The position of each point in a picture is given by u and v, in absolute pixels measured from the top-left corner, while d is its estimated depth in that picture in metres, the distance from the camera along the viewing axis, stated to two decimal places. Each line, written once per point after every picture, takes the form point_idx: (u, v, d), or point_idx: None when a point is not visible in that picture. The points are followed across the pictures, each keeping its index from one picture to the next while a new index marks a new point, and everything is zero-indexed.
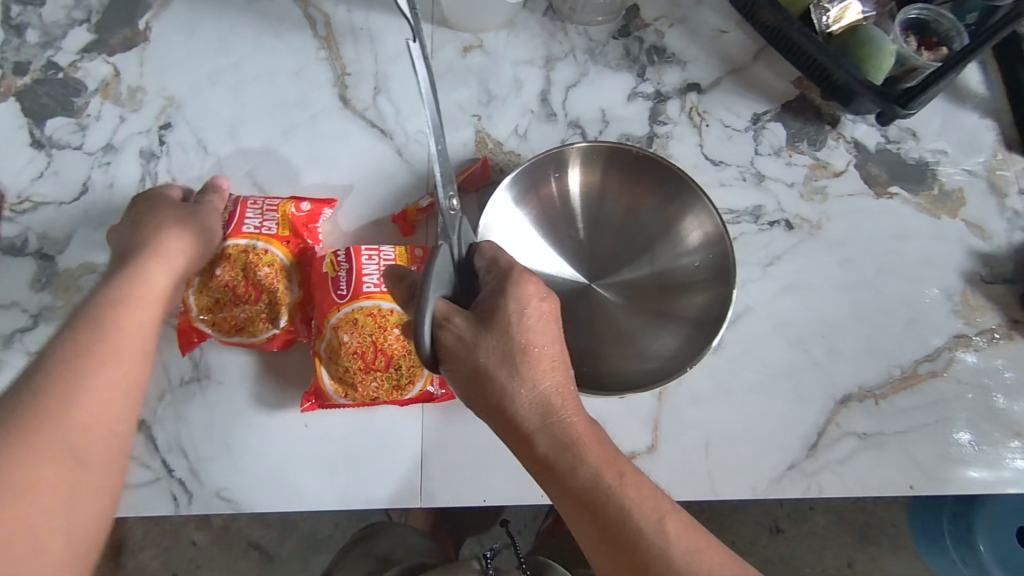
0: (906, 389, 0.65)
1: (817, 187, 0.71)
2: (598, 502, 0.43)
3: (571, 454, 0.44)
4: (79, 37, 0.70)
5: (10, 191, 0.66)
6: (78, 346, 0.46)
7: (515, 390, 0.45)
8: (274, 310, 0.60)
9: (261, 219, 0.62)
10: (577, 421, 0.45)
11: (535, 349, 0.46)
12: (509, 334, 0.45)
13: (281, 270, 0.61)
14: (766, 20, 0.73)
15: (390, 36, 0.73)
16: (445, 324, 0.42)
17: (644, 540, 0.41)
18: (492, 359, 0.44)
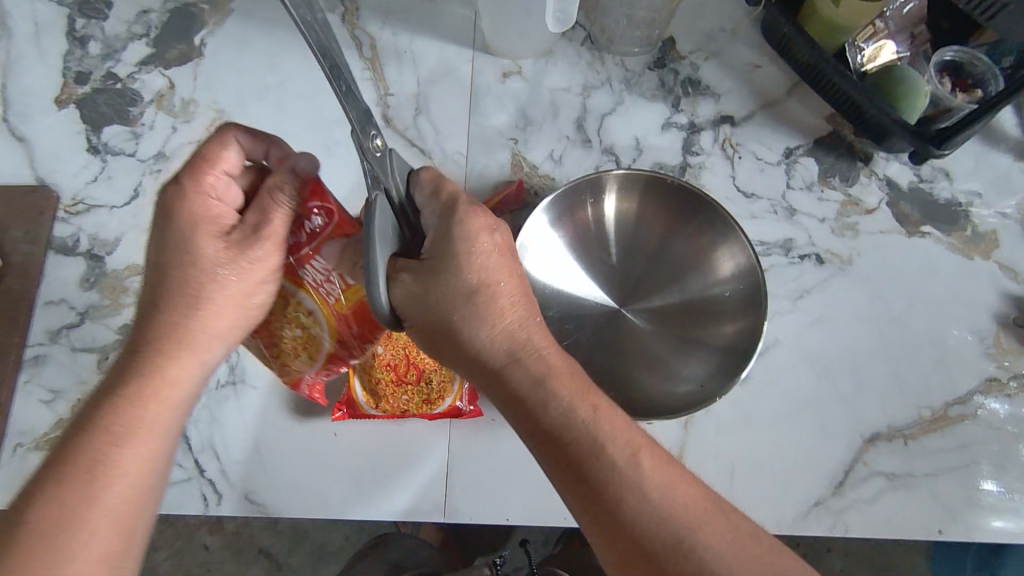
0: (935, 430, 0.64)
1: (849, 223, 0.71)
2: (567, 440, 0.43)
3: (538, 390, 0.44)
4: (138, 50, 0.74)
5: (65, 193, 0.69)
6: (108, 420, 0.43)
7: (478, 333, 0.46)
8: (294, 365, 0.57)
9: (323, 277, 0.50)
10: (543, 357, 0.46)
11: (491, 287, 0.46)
12: (461, 275, 0.45)
13: (310, 337, 0.54)
14: (800, 57, 0.74)
15: (431, 60, 0.75)
16: (395, 278, 0.44)
17: (616, 475, 0.41)
18: (452, 303, 0.45)
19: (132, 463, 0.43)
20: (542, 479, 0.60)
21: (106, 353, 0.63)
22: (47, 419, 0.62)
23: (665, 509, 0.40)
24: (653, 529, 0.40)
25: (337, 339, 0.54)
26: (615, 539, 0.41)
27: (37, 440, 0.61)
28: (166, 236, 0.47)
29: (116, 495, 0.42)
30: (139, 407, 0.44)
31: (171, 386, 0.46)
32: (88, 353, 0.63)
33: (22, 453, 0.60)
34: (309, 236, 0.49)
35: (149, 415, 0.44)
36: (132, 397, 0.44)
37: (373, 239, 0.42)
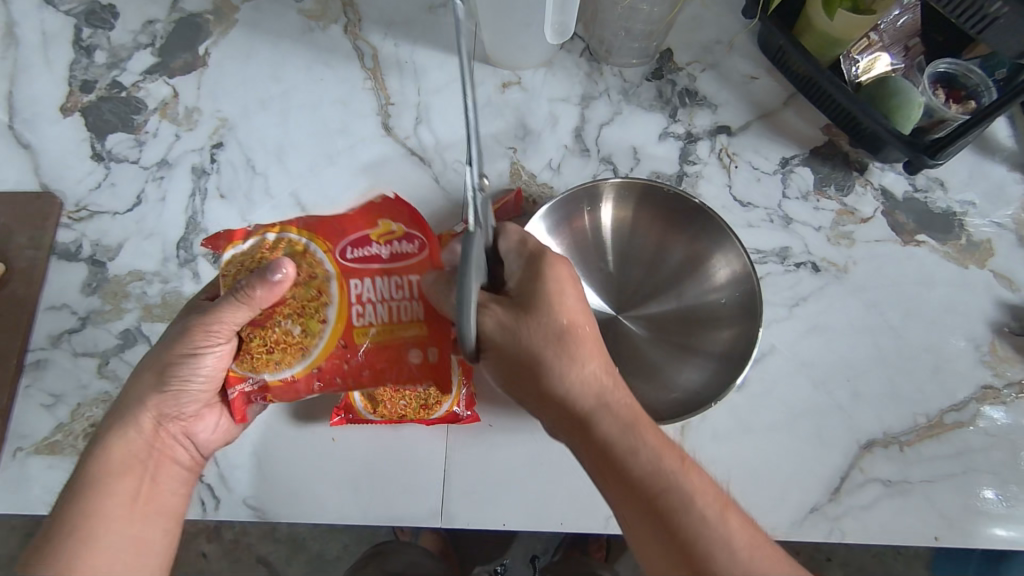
0: (930, 437, 0.64)
1: (844, 232, 0.72)
2: (654, 487, 0.45)
3: (627, 435, 0.46)
4: (143, 59, 0.75)
5: (69, 200, 0.70)
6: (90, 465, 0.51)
7: (565, 372, 0.47)
8: (259, 364, 0.53)
9: (383, 298, 0.53)
10: (627, 402, 0.48)
11: (577, 332, 0.48)
12: (551, 317, 0.48)
13: (299, 344, 0.52)
14: (795, 69, 0.75)
15: (431, 70, 0.76)
16: (487, 310, 0.47)
17: (700, 526, 0.43)
18: (541, 343, 0.47)
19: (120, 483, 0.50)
20: (540, 486, 0.60)
21: (106, 358, 0.64)
22: (46, 423, 0.62)
23: (744, 561, 0.43)
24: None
25: (325, 358, 0.52)
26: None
27: (36, 445, 0.61)
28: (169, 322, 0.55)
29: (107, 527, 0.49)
30: (111, 478, 0.50)
31: (143, 454, 0.53)
32: (89, 357, 0.64)
33: (21, 457, 0.61)
34: (390, 255, 0.53)
35: (126, 483, 0.51)
36: (107, 469, 0.50)
37: (468, 273, 0.43)
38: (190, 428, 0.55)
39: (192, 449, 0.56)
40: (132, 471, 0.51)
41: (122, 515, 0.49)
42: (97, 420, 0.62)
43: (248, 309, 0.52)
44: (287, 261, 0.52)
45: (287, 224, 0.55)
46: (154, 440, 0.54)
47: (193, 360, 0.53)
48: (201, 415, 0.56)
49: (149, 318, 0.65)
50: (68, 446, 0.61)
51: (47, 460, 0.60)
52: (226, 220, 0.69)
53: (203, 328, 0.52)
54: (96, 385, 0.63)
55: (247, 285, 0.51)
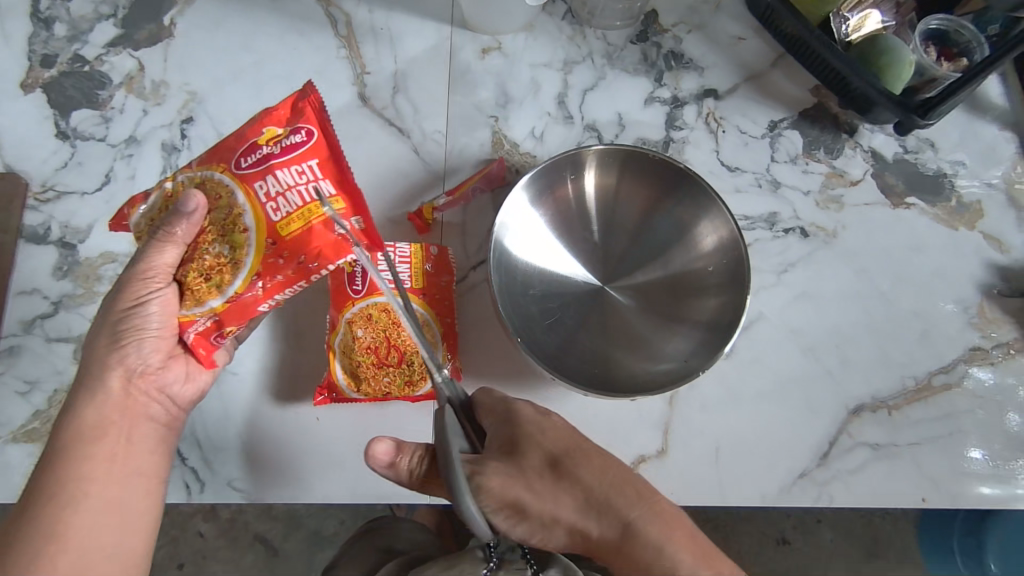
0: (918, 401, 0.64)
1: (833, 196, 0.71)
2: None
3: (664, 557, 0.48)
4: (106, 31, 0.72)
5: (34, 181, 0.67)
6: (74, 434, 0.50)
7: (580, 510, 0.50)
8: (203, 295, 0.52)
9: (284, 187, 0.51)
10: (651, 518, 0.49)
11: (576, 461, 0.51)
12: (542, 451, 0.51)
13: (232, 261, 0.52)
14: (785, 28, 0.73)
15: (408, 37, 0.73)
16: (481, 471, 0.49)
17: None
18: (539, 485, 0.50)
19: (99, 452, 0.50)
20: None
21: (82, 343, 0.62)
22: (22, 409, 0.60)
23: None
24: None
25: (260, 262, 0.52)
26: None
27: (13, 432, 0.59)
28: (112, 293, 0.54)
29: (95, 492, 0.49)
30: (85, 444, 0.50)
31: (116, 415, 0.52)
32: (64, 343, 0.62)
33: None
34: (282, 150, 0.52)
35: (102, 450, 0.50)
36: (81, 436, 0.50)
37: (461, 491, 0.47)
38: (162, 381, 0.54)
39: (165, 404, 0.55)
40: (106, 435, 0.51)
41: (102, 479, 0.50)
42: None
43: (175, 246, 0.52)
44: (199, 193, 0.52)
45: (181, 170, 0.56)
46: (126, 399, 0.52)
47: (140, 308, 0.52)
48: (168, 366, 0.54)
49: None
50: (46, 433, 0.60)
51: (25, 448, 0.59)
52: None
53: (139, 275, 0.51)
54: (72, 371, 0.61)
55: (165, 222, 0.51)
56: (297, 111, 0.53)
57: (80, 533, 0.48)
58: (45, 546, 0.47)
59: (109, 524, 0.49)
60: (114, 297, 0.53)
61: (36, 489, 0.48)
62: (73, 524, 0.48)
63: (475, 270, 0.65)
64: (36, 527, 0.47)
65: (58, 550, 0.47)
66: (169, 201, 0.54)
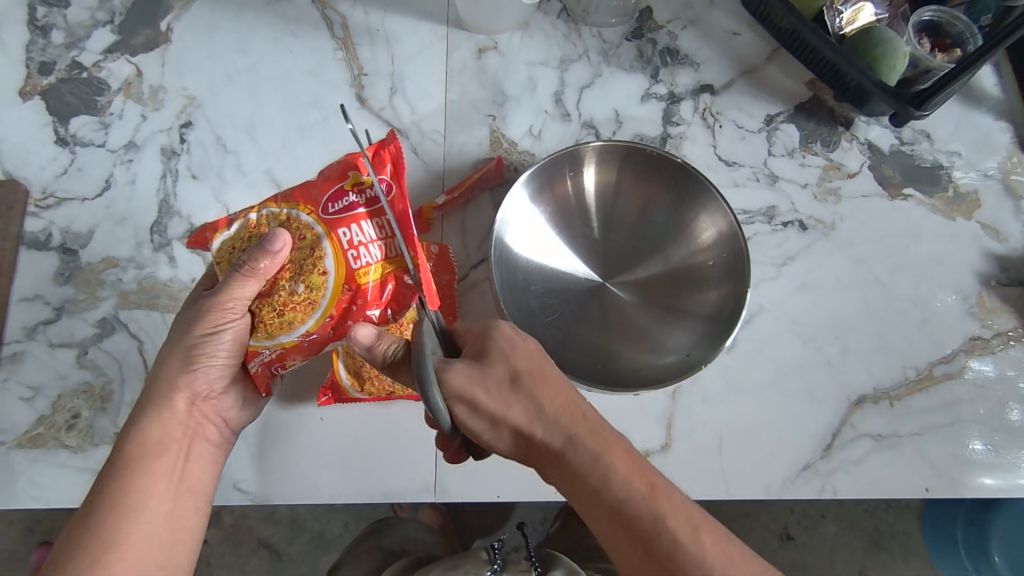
0: (920, 391, 0.64)
1: (830, 188, 0.71)
2: (635, 516, 0.45)
3: (599, 468, 0.46)
4: (103, 37, 0.72)
5: (35, 188, 0.67)
6: (138, 446, 0.51)
7: (533, 415, 0.48)
8: (274, 330, 0.52)
9: (368, 237, 0.52)
10: (597, 437, 0.48)
11: (540, 375, 0.49)
12: (508, 363, 0.49)
13: (307, 300, 0.52)
14: (779, 21, 0.73)
15: (404, 38, 0.74)
16: (449, 368, 0.46)
17: (673, 548, 0.44)
18: (501, 391, 0.48)
19: (159, 464, 0.51)
20: None
21: (84, 348, 0.62)
22: (26, 415, 0.60)
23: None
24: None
25: (336, 306, 0.52)
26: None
27: (17, 439, 0.59)
28: (186, 312, 0.54)
29: (154, 503, 0.49)
30: (148, 457, 0.50)
31: (177, 435, 0.53)
32: (66, 348, 0.62)
33: (2, 452, 0.59)
34: (368, 201, 0.52)
35: (164, 464, 0.51)
36: (143, 450, 0.50)
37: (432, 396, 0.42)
38: (221, 406, 0.55)
39: (221, 427, 0.56)
40: (168, 451, 0.52)
41: (161, 489, 0.50)
42: (79, 411, 0.60)
43: (256, 281, 0.51)
44: (284, 231, 0.51)
45: (264, 202, 0.55)
46: (188, 419, 0.54)
47: (214, 337, 0.52)
48: (228, 392, 0.55)
49: (126, 305, 0.63)
50: (51, 438, 0.59)
51: (29, 455, 0.59)
52: (200, 202, 0.67)
53: (217, 306, 0.51)
54: (75, 376, 0.61)
55: (248, 258, 0.51)
56: (378, 160, 0.53)
57: (138, 544, 0.47)
58: (102, 550, 0.45)
59: (162, 535, 0.49)
60: (189, 317, 0.53)
61: (97, 499, 0.48)
62: (133, 533, 0.47)
63: (476, 268, 0.66)
64: (95, 534, 0.46)
65: (114, 557, 0.45)
66: (253, 234, 0.53)
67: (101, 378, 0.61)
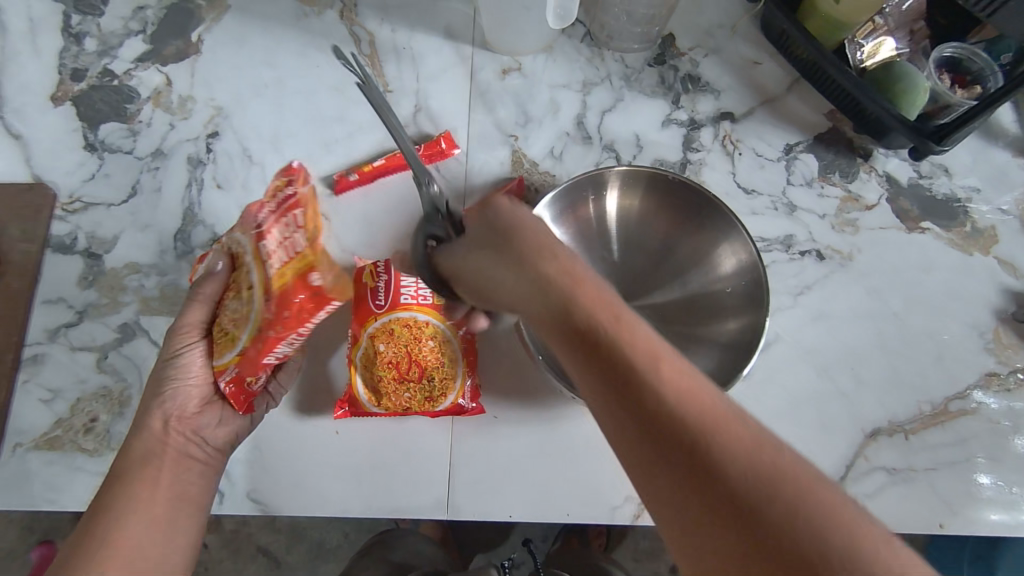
0: (934, 425, 0.64)
1: (848, 219, 0.72)
2: (595, 344, 0.38)
3: (564, 297, 0.40)
4: (135, 46, 0.73)
5: (62, 192, 0.68)
6: (123, 464, 0.52)
7: (508, 261, 0.43)
8: (223, 347, 0.54)
9: (274, 245, 0.51)
10: (572, 275, 0.41)
11: (522, 227, 0.44)
12: (493, 223, 0.45)
13: (242, 316, 0.53)
14: (800, 53, 0.74)
15: (430, 56, 0.75)
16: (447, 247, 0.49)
17: (637, 378, 0.36)
18: (485, 248, 0.45)
19: (142, 476, 0.51)
20: (545, 475, 0.60)
21: (105, 353, 0.63)
22: (45, 417, 0.61)
23: (693, 415, 0.35)
24: (671, 430, 0.35)
25: (258, 318, 0.51)
26: (643, 441, 0.35)
27: (35, 440, 0.60)
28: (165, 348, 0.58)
29: (142, 513, 0.50)
30: (132, 472, 0.51)
31: (159, 448, 0.53)
32: (87, 352, 0.63)
33: (20, 453, 0.60)
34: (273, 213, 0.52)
35: (148, 474, 0.52)
36: (128, 467, 0.52)
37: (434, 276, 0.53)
38: (199, 424, 0.55)
39: (202, 448, 0.55)
40: (151, 464, 0.52)
41: (147, 499, 0.50)
42: (97, 415, 0.61)
43: (202, 303, 0.55)
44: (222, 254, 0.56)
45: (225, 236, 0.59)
46: (165, 438, 0.54)
47: (177, 360, 0.54)
48: (204, 411, 0.56)
49: (148, 311, 0.64)
50: (68, 441, 0.60)
51: (46, 456, 0.59)
52: (223, 211, 0.68)
53: (174, 330, 0.55)
54: (94, 380, 0.62)
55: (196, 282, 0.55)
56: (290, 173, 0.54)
57: (128, 551, 0.48)
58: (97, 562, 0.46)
59: (153, 541, 0.49)
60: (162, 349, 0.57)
61: (88, 517, 0.49)
62: (123, 541, 0.48)
63: None
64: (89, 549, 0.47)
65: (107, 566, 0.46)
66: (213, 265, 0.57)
67: (120, 383, 0.62)
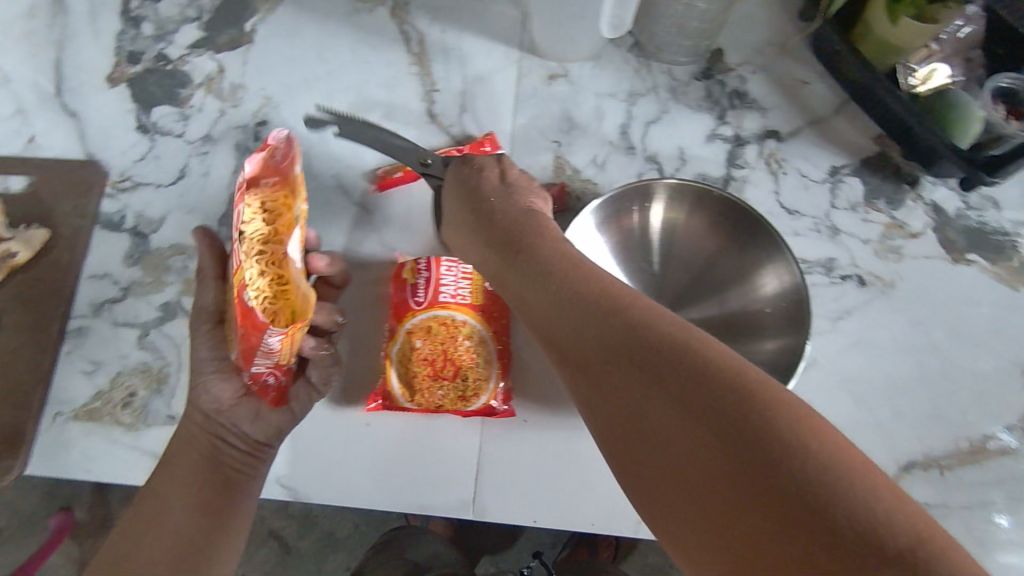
0: (970, 461, 0.63)
1: (892, 246, 0.70)
2: (561, 268, 0.44)
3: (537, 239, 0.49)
4: (191, 33, 0.75)
5: (113, 170, 0.70)
6: (166, 457, 0.54)
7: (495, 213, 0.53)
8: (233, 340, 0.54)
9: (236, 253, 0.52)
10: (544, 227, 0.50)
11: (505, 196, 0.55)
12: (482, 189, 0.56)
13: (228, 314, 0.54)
14: (850, 76, 0.73)
15: (478, 58, 0.75)
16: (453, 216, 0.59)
17: (598, 294, 0.41)
18: (479, 206, 0.55)
19: (181, 465, 0.53)
20: (572, 483, 0.59)
21: (146, 330, 0.64)
22: (86, 389, 0.62)
23: (656, 323, 0.38)
24: (626, 326, 0.38)
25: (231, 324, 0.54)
26: (606, 342, 0.38)
27: (75, 410, 0.61)
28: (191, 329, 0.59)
29: (182, 501, 0.51)
30: (174, 464, 0.53)
31: (197, 439, 0.54)
32: (130, 328, 0.64)
33: (61, 422, 0.61)
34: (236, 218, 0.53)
35: (188, 464, 0.53)
36: (171, 459, 0.53)
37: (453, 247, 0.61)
38: (236, 418, 0.54)
39: (240, 442, 0.54)
40: (191, 454, 0.53)
41: (189, 487, 0.52)
42: (135, 391, 0.62)
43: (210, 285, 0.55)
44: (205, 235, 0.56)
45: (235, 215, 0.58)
46: (204, 430, 0.54)
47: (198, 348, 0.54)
48: (241, 403, 0.54)
49: (189, 292, 0.65)
50: (106, 414, 0.61)
51: (84, 427, 0.61)
52: None
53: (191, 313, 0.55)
54: (134, 356, 0.63)
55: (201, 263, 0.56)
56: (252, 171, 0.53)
57: (168, 537, 0.49)
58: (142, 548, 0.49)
59: (193, 527, 0.50)
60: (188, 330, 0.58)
61: (135, 508, 0.52)
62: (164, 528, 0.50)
63: None
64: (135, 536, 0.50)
65: (150, 552, 0.48)
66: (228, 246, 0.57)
67: (158, 361, 0.63)
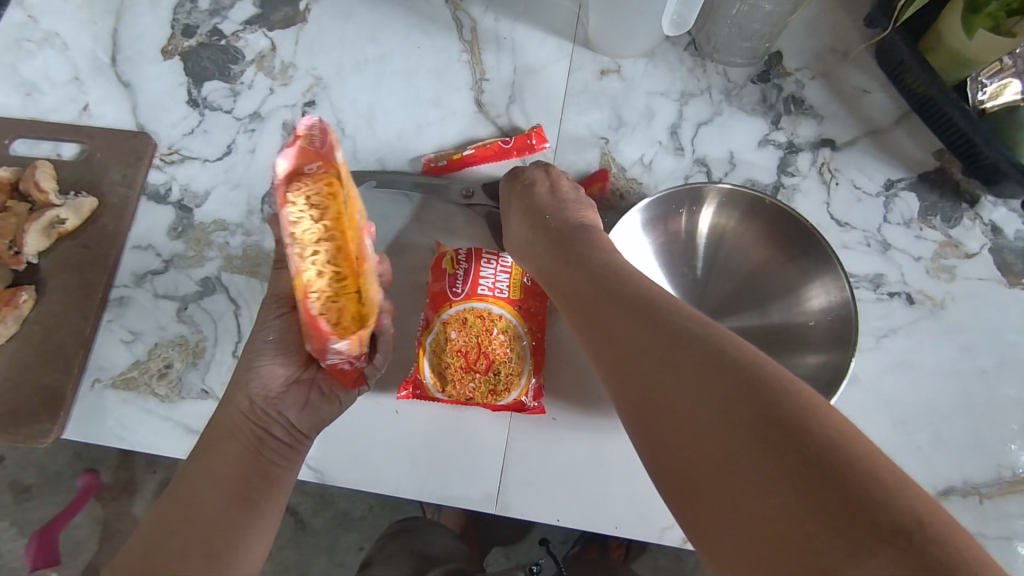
0: (1014, 494, 0.61)
1: (945, 266, 0.68)
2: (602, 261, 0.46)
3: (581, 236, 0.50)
4: (245, 8, 0.74)
5: (162, 143, 0.71)
6: (207, 439, 0.52)
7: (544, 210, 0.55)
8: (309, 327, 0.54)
9: None
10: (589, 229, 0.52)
11: (557, 198, 0.58)
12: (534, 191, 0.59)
13: None
14: (914, 87, 0.70)
15: (530, 49, 0.74)
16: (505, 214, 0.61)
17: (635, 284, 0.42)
18: (529, 204, 0.57)
19: (222, 448, 0.51)
20: (599, 486, 0.59)
21: (185, 304, 0.65)
22: (125, 357, 0.63)
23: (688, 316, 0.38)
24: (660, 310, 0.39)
25: None
26: (637, 321, 0.39)
27: (114, 378, 0.63)
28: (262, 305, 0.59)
29: (219, 486, 0.49)
30: (216, 445, 0.51)
31: (240, 424, 0.53)
32: (170, 301, 0.65)
33: (99, 389, 0.62)
34: None
35: (229, 449, 0.51)
36: (213, 440, 0.52)
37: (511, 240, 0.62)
38: (279, 406, 0.55)
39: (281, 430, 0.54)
40: (234, 438, 0.52)
41: (227, 473, 0.50)
42: (172, 362, 0.63)
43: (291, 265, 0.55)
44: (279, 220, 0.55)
45: None
46: (249, 415, 0.53)
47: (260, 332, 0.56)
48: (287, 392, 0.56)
49: (230, 268, 0.66)
50: (142, 383, 0.62)
51: (121, 394, 0.62)
52: None
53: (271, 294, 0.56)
54: (173, 328, 0.64)
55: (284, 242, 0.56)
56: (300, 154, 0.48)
57: (200, 520, 0.47)
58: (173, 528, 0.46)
59: (226, 515, 0.48)
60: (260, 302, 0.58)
61: (170, 486, 0.49)
62: (197, 511, 0.47)
63: None
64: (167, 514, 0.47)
65: (181, 533, 0.46)
66: None
67: (196, 334, 0.64)
